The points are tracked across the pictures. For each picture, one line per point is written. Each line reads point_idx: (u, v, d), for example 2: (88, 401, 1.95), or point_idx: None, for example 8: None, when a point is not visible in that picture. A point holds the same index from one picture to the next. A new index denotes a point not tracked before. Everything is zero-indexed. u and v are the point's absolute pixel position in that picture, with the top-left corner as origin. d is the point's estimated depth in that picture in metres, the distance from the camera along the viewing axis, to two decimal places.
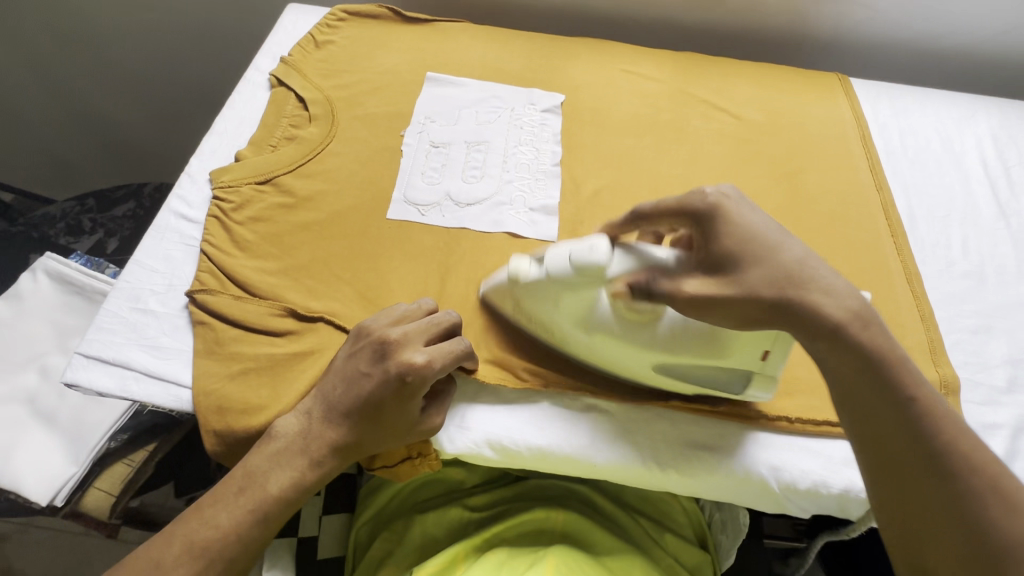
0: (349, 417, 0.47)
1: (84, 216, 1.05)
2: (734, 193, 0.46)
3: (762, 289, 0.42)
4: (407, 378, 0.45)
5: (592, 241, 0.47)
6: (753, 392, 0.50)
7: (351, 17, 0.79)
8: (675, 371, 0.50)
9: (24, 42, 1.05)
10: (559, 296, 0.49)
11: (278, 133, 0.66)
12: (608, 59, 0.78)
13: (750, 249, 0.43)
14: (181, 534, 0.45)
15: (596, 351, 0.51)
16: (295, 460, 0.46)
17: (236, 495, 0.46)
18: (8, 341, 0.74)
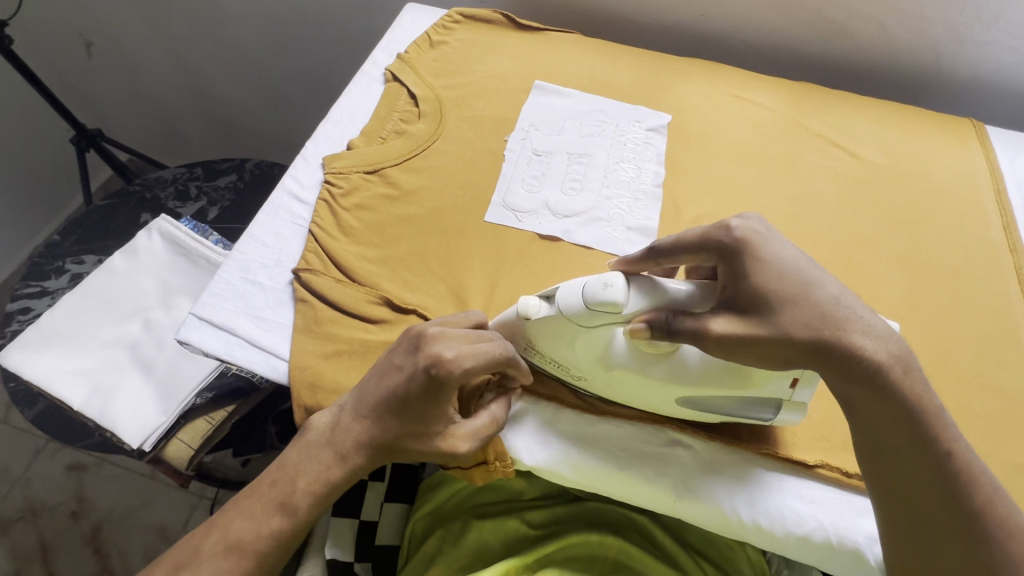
0: (376, 412, 0.46)
1: (191, 183, 1.13)
2: (761, 229, 0.44)
3: (798, 332, 0.40)
4: (431, 373, 0.43)
5: (606, 278, 0.45)
6: (783, 416, 0.48)
7: (466, 19, 0.81)
8: (696, 403, 0.48)
9: (161, 20, 1.14)
10: (574, 335, 0.47)
11: (388, 127, 0.69)
12: (719, 83, 0.76)
13: (781, 288, 0.41)
14: (219, 527, 0.47)
15: (614, 388, 0.50)
16: (321, 454, 0.47)
17: (268, 489, 0.48)
18: (119, 291, 0.81)
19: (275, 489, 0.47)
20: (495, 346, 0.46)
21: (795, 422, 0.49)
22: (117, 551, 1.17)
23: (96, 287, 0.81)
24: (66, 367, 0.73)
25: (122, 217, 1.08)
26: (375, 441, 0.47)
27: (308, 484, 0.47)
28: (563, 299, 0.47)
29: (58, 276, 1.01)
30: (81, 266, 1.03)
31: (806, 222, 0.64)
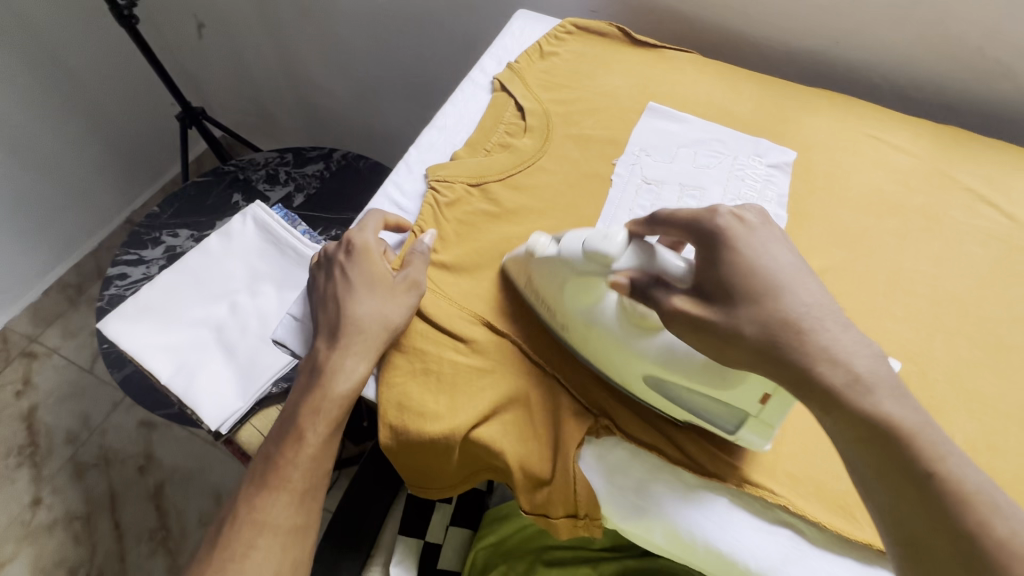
0: (334, 311, 0.53)
1: (281, 168, 1.16)
2: (755, 222, 0.43)
3: (751, 330, 0.39)
4: (350, 248, 0.55)
5: (610, 231, 0.46)
6: (748, 437, 0.45)
7: (579, 30, 0.78)
8: (667, 391, 0.46)
9: (268, 9, 1.17)
10: (566, 281, 0.49)
11: (493, 138, 0.67)
12: (853, 120, 0.69)
13: (751, 281, 0.40)
14: (283, 486, 0.50)
15: (591, 346, 0.49)
16: (312, 383, 0.51)
17: (281, 432, 0.51)
18: (212, 273, 0.84)
19: (285, 429, 0.51)
20: (373, 215, 0.57)
21: (759, 450, 0.45)
22: (176, 511, 1.24)
23: (192, 266, 0.84)
24: (159, 341, 0.77)
25: (215, 195, 1.12)
26: (351, 334, 0.51)
27: (315, 413, 0.50)
28: (566, 243, 0.49)
29: (153, 246, 1.06)
30: (175, 239, 1.07)
31: (946, 289, 0.57)
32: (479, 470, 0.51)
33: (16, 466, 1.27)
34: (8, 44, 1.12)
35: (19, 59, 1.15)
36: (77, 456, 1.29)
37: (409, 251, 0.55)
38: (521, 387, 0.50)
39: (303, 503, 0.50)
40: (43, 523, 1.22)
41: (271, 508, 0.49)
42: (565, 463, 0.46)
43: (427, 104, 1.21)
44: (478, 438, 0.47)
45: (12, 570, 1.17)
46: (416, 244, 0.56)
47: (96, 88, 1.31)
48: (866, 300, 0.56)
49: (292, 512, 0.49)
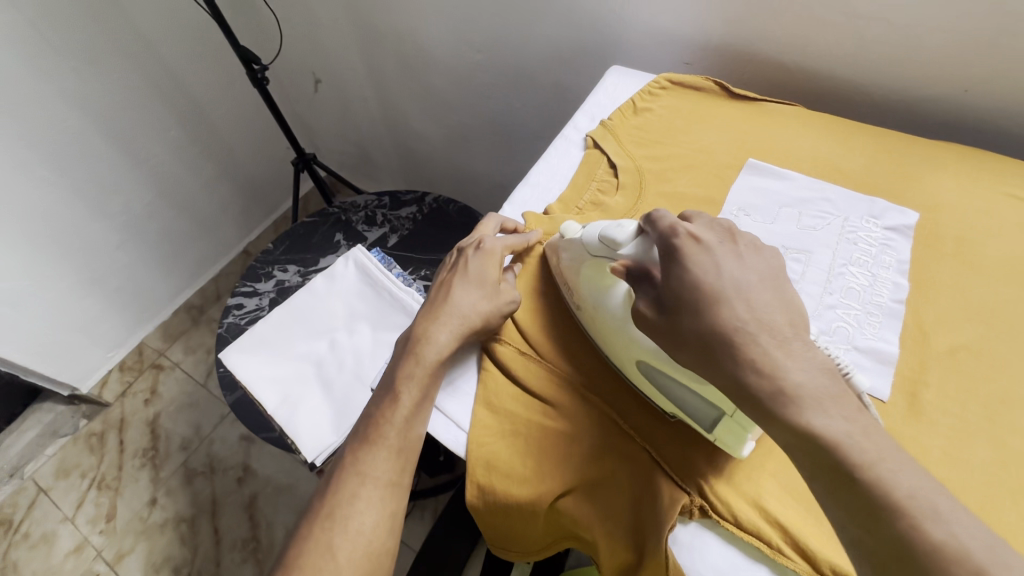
0: (444, 292, 0.58)
1: (378, 210, 1.25)
2: (714, 241, 0.42)
3: (700, 335, 0.40)
4: (479, 245, 0.60)
5: (626, 222, 0.49)
6: (723, 439, 0.44)
7: (674, 85, 0.78)
8: (655, 377, 0.47)
9: (377, 66, 1.28)
10: (586, 263, 0.52)
11: (585, 196, 0.68)
12: (989, 177, 0.62)
13: (702, 296, 0.40)
14: (378, 443, 0.52)
15: (596, 327, 0.52)
16: (410, 351, 0.55)
17: (378, 394, 0.55)
18: (316, 310, 0.91)
19: (383, 391, 0.55)
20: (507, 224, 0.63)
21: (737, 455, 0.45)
22: (265, 523, 1.34)
23: (300, 304, 0.92)
24: (268, 373, 0.85)
25: (320, 234, 1.23)
26: (451, 315, 0.56)
27: (409, 378, 0.53)
28: (591, 228, 0.52)
29: (266, 280, 1.17)
30: (284, 274, 1.18)
31: None
32: (564, 537, 0.51)
33: (139, 467, 1.43)
34: (165, 101, 1.31)
35: (171, 114, 1.34)
36: (188, 462, 1.43)
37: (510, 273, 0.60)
38: (611, 453, 0.48)
39: (400, 466, 0.52)
40: (156, 522, 1.35)
41: (372, 463, 0.52)
42: (656, 545, 0.43)
43: (516, 150, 1.26)
44: (565, 506, 0.47)
45: (129, 561, 1.31)
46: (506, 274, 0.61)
47: (228, 135, 1.50)
48: (1009, 387, 0.49)
49: (388, 470, 0.52)
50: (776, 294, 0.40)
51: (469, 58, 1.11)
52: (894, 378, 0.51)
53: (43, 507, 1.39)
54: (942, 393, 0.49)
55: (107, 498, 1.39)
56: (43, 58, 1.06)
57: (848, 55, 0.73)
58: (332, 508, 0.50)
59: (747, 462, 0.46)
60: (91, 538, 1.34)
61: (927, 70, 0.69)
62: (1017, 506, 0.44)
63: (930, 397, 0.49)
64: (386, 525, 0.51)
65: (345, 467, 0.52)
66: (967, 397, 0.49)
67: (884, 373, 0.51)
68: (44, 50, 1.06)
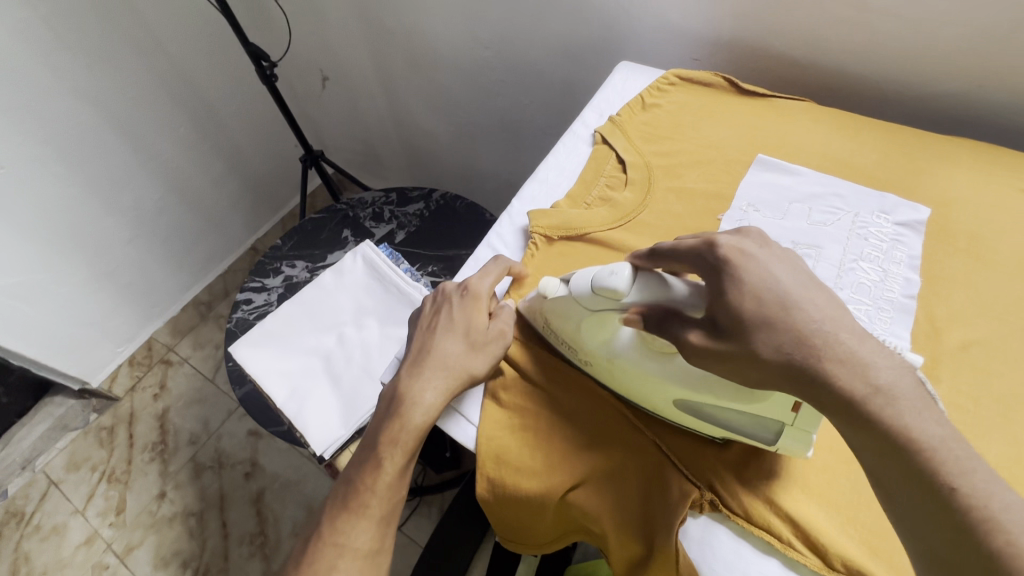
0: (426, 344, 0.55)
1: (386, 207, 1.25)
2: (755, 248, 0.41)
3: (769, 356, 0.38)
4: (463, 289, 0.57)
5: (614, 267, 0.46)
6: (788, 445, 0.43)
7: (682, 80, 0.77)
8: (698, 407, 0.45)
9: (384, 63, 1.28)
10: (582, 320, 0.49)
11: (594, 191, 0.68)
12: (1003, 173, 0.62)
13: (761, 308, 0.38)
14: (360, 512, 0.53)
15: (618, 379, 0.49)
16: (392, 412, 0.53)
17: (360, 454, 0.55)
18: (325, 305, 0.92)
19: (366, 457, 0.54)
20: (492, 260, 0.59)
21: (804, 455, 0.44)
22: (273, 517, 1.35)
23: (308, 299, 0.92)
24: (278, 366, 0.85)
25: (327, 230, 1.24)
26: (438, 369, 0.53)
27: (392, 444, 0.52)
28: (575, 283, 0.49)
29: (274, 275, 1.18)
30: (292, 269, 1.19)
31: None
32: (573, 530, 0.51)
33: (149, 461, 1.44)
34: (174, 98, 1.31)
35: (182, 110, 1.34)
36: (196, 457, 1.44)
37: (498, 306, 0.57)
38: (621, 447, 0.48)
39: (382, 532, 0.53)
40: (165, 516, 1.37)
41: (355, 533, 0.52)
42: (666, 537, 0.43)
43: (523, 147, 1.26)
44: (573, 499, 0.48)
45: (139, 554, 1.32)
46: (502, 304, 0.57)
47: (236, 132, 1.51)
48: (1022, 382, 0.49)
49: (372, 538, 0.53)
50: (826, 290, 0.40)
51: (477, 54, 1.11)
52: None
53: (54, 499, 1.41)
54: (955, 388, 0.49)
55: (117, 491, 1.41)
56: (55, 55, 1.07)
57: (858, 50, 0.72)
58: None
59: (756, 455, 0.46)
60: (101, 531, 1.36)
61: (938, 66, 0.69)
62: None
63: (942, 392, 0.49)
64: None
65: (325, 535, 0.53)
66: (980, 392, 0.49)
67: None
68: (56, 48, 1.07)
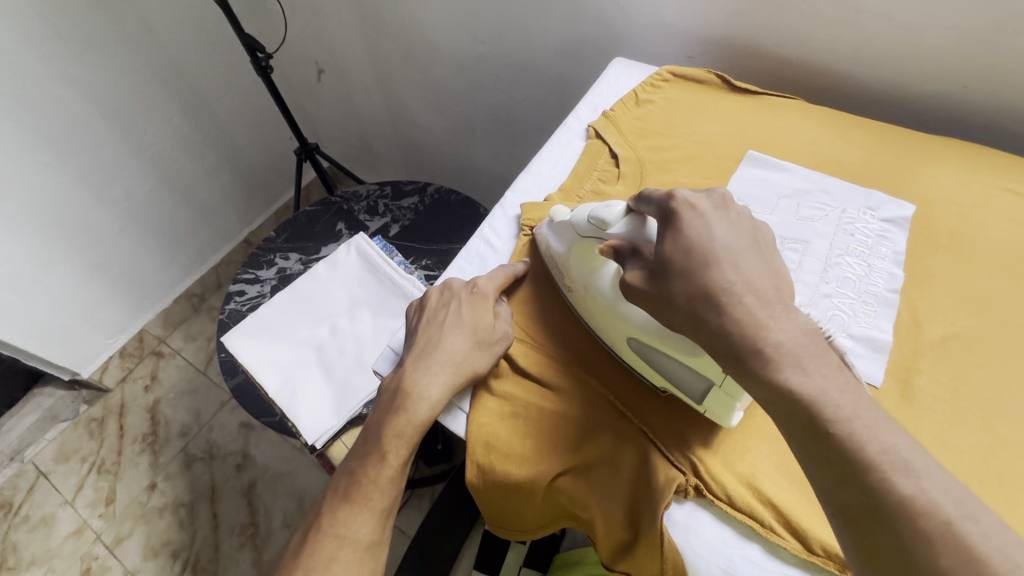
0: (432, 340, 0.56)
1: (380, 200, 1.25)
2: (708, 208, 0.43)
3: (682, 302, 0.41)
4: (472, 289, 0.58)
5: (613, 202, 0.51)
6: (713, 409, 0.46)
7: (676, 77, 0.78)
8: (644, 353, 0.49)
9: (381, 56, 1.28)
10: (575, 243, 0.54)
11: (586, 185, 0.69)
12: (986, 172, 0.63)
13: (687, 260, 0.41)
14: (360, 503, 0.53)
15: (587, 309, 0.53)
16: (396, 405, 0.54)
17: (362, 446, 0.55)
18: (318, 296, 0.92)
19: (369, 448, 0.55)
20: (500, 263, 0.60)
21: (728, 425, 0.46)
22: (264, 509, 1.35)
23: (302, 290, 0.93)
24: (271, 357, 0.85)
25: (322, 223, 1.24)
26: (442, 365, 0.54)
27: (396, 437, 0.53)
28: (579, 211, 0.54)
29: (268, 267, 1.18)
30: (286, 261, 1.19)
31: None
32: (562, 517, 0.52)
33: (139, 452, 1.44)
34: (168, 88, 1.31)
35: (175, 101, 1.34)
36: (187, 448, 1.44)
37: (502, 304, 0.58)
38: (610, 436, 0.49)
39: (381, 524, 0.54)
40: (155, 506, 1.36)
41: (353, 524, 0.53)
42: (652, 523, 0.44)
43: (518, 142, 1.27)
44: (563, 486, 0.49)
45: (128, 544, 1.32)
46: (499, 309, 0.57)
47: (230, 123, 1.50)
48: (999, 375, 0.50)
49: (371, 530, 0.53)
50: (761, 257, 0.42)
51: (473, 49, 1.12)
52: (887, 365, 0.52)
53: (43, 490, 1.40)
54: (935, 379, 0.50)
55: (107, 482, 1.40)
56: (47, 41, 1.06)
57: (848, 51, 0.74)
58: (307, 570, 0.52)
59: (740, 443, 0.47)
60: (91, 522, 1.35)
61: (926, 66, 0.70)
62: (1006, 487, 0.45)
63: (923, 384, 0.50)
64: None
65: (323, 526, 0.54)
66: (959, 384, 0.50)
67: (877, 359, 0.52)
68: (48, 34, 1.06)
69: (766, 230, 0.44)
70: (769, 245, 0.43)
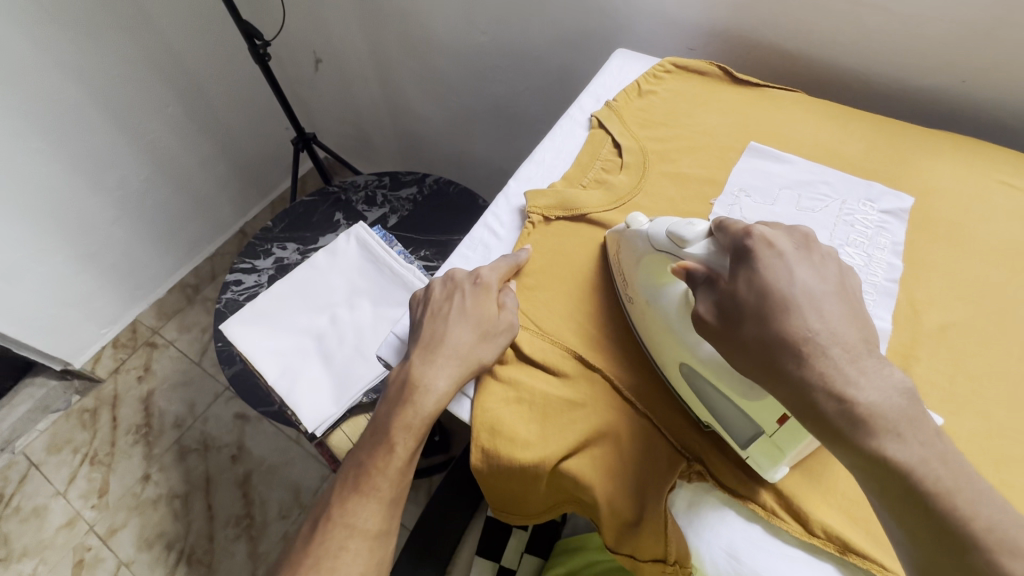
0: (437, 333, 0.56)
1: (379, 190, 1.25)
2: (788, 248, 0.42)
3: (758, 343, 0.40)
4: (474, 281, 0.58)
5: (697, 223, 0.49)
6: (757, 458, 0.44)
7: (678, 68, 0.78)
8: (695, 385, 0.47)
9: (380, 46, 1.27)
10: (646, 257, 0.52)
11: (589, 174, 0.69)
12: (982, 165, 0.64)
13: (766, 301, 0.40)
14: (370, 493, 0.54)
15: (646, 327, 0.52)
16: (405, 397, 0.54)
17: (371, 437, 0.56)
18: (317, 285, 0.91)
19: (377, 439, 0.55)
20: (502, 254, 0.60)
21: (767, 478, 0.44)
22: (259, 500, 1.35)
23: (301, 279, 0.92)
24: (270, 345, 0.85)
25: (319, 213, 1.23)
26: (448, 359, 0.54)
27: (405, 428, 0.54)
28: (657, 224, 0.52)
29: (265, 257, 1.17)
30: (283, 251, 1.18)
31: None
32: (564, 501, 0.53)
33: (132, 444, 1.42)
34: (163, 75, 1.29)
35: (170, 88, 1.32)
36: (181, 440, 1.43)
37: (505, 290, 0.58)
38: (614, 421, 0.49)
39: (388, 513, 0.55)
40: (149, 498, 1.35)
41: (362, 512, 0.54)
42: (656, 504, 0.45)
43: (516, 133, 1.26)
44: (566, 471, 0.49)
45: (122, 535, 1.31)
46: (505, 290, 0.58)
47: (225, 112, 1.49)
48: (995, 362, 0.52)
49: (379, 519, 0.54)
50: (851, 307, 0.40)
51: (473, 39, 1.11)
52: (886, 352, 0.53)
53: (35, 481, 1.39)
54: (933, 366, 0.51)
55: (100, 473, 1.39)
56: (39, 26, 1.05)
57: (848, 44, 0.74)
58: (317, 558, 0.53)
59: None
60: (84, 513, 1.34)
61: (925, 60, 0.71)
62: (1001, 471, 0.46)
63: (921, 370, 0.51)
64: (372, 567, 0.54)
65: (332, 515, 0.54)
66: (955, 371, 0.51)
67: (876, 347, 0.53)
68: (41, 18, 1.04)
69: (850, 277, 0.43)
70: (854, 293, 0.42)
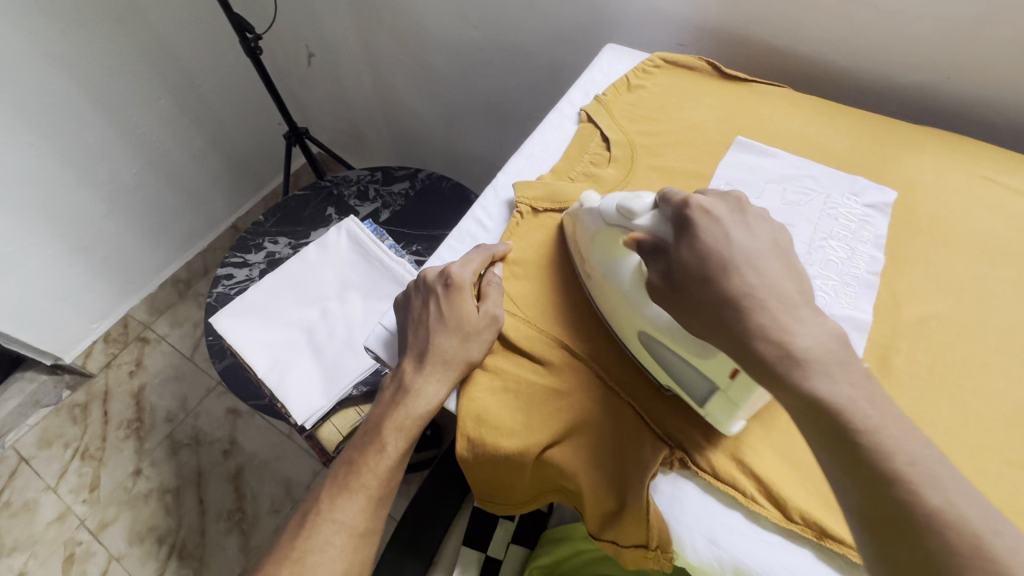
0: (423, 336, 0.56)
1: (371, 185, 1.25)
2: (724, 212, 0.45)
3: (710, 305, 0.42)
4: (447, 282, 0.57)
5: (643, 195, 0.51)
6: (714, 414, 0.46)
7: (668, 63, 0.79)
8: (654, 349, 0.49)
9: (373, 40, 1.27)
10: (599, 233, 0.54)
11: (577, 167, 0.69)
12: (965, 160, 0.65)
13: (708, 264, 0.42)
14: (359, 492, 0.55)
15: (604, 300, 0.53)
16: (399, 400, 0.55)
17: (364, 437, 0.57)
18: (308, 278, 0.91)
19: (369, 440, 0.56)
20: (478, 251, 0.59)
21: (726, 432, 0.46)
22: (251, 495, 1.35)
23: (291, 272, 0.92)
24: (259, 338, 0.85)
25: (311, 207, 1.23)
26: (435, 361, 0.54)
27: (398, 429, 0.55)
28: (607, 200, 0.54)
29: (257, 251, 1.17)
30: (275, 245, 1.18)
31: None
32: (551, 490, 0.53)
33: (123, 438, 1.42)
34: (154, 69, 1.28)
35: (161, 82, 1.31)
36: (173, 434, 1.43)
37: (487, 282, 0.58)
38: (600, 411, 0.50)
39: (373, 512, 0.55)
40: (140, 492, 1.35)
41: (349, 510, 0.54)
42: (639, 492, 0.46)
43: (509, 129, 1.27)
44: (551, 460, 0.49)
45: (113, 530, 1.31)
46: (488, 276, 0.58)
47: (217, 106, 1.48)
48: (973, 354, 0.52)
49: (365, 517, 0.55)
50: (782, 262, 0.43)
51: (466, 34, 1.11)
52: (866, 344, 0.53)
53: (25, 475, 1.38)
54: (912, 358, 0.52)
55: (91, 468, 1.39)
56: (28, 17, 1.04)
57: (836, 41, 0.75)
58: (302, 552, 0.53)
59: None
60: (74, 507, 1.34)
61: (911, 57, 0.72)
62: (975, 460, 0.47)
63: (899, 362, 0.52)
64: (355, 558, 0.54)
65: (319, 512, 0.55)
66: (934, 363, 0.52)
67: (857, 338, 0.53)
68: (29, 9, 1.03)
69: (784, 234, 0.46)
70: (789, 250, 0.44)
